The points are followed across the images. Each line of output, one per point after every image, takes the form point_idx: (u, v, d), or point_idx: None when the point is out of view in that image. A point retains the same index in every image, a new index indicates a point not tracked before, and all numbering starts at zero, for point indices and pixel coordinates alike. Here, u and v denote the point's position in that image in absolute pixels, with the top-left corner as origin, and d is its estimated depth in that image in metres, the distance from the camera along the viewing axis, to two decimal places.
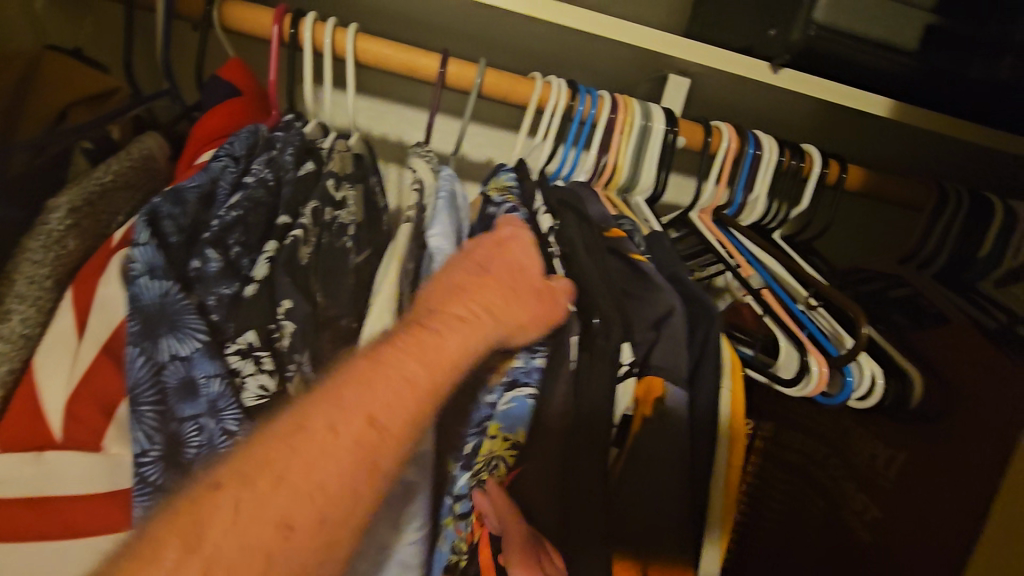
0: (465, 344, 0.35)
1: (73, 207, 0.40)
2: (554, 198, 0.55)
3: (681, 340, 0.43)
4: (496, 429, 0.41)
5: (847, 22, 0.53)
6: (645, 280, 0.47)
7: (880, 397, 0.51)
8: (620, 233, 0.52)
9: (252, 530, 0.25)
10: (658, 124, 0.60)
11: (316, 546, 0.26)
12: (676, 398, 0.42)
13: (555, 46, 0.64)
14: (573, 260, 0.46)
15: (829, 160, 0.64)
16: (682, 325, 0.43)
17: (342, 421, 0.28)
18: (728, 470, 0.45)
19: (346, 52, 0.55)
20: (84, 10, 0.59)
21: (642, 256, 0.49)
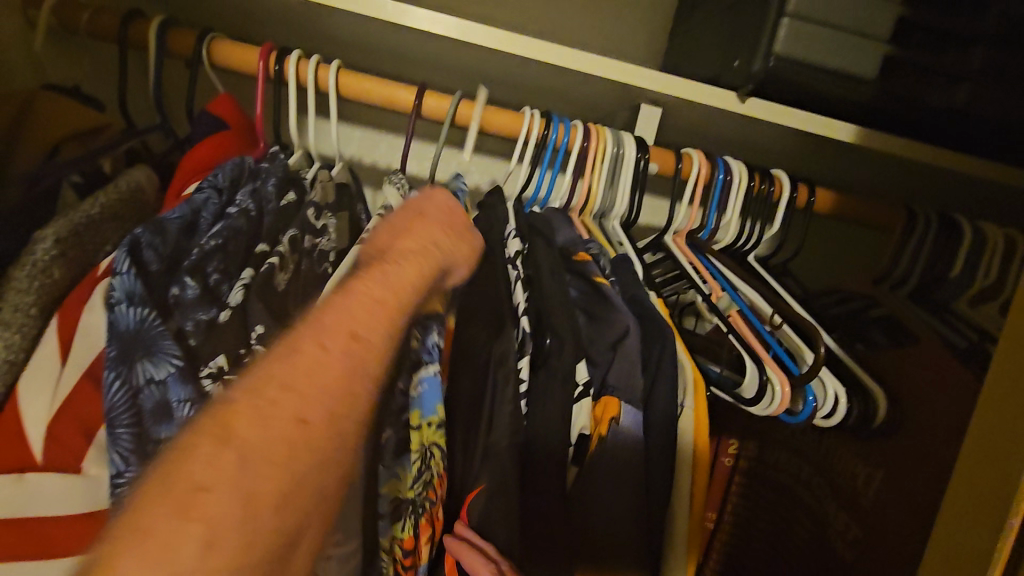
0: (417, 280, 0.34)
1: (59, 238, 0.43)
2: (524, 221, 0.58)
3: (635, 361, 0.46)
4: (417, 417, 0.40)
5: (804, 53, 0.56)
6: (605, 302, 0.49)
7: (843, 414, 0.53)
8: (587, 257, 0.53)
9: (272, 425, 0.25)
10: (629, 150, 0.62)
11: (331, 438, 0.26)
12: (629, 415, 0.45)
13: (531, 79, 0.67)
14: (535, 283, 0.49)
15: (798, 185, 0.66)
16: (636, 344, 0.46)
17: (327, 335, 0.28)
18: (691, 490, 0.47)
19: (328, 86, 0.58)
20: (82, 49, 0.62)
21: (605, 279, 0.51)
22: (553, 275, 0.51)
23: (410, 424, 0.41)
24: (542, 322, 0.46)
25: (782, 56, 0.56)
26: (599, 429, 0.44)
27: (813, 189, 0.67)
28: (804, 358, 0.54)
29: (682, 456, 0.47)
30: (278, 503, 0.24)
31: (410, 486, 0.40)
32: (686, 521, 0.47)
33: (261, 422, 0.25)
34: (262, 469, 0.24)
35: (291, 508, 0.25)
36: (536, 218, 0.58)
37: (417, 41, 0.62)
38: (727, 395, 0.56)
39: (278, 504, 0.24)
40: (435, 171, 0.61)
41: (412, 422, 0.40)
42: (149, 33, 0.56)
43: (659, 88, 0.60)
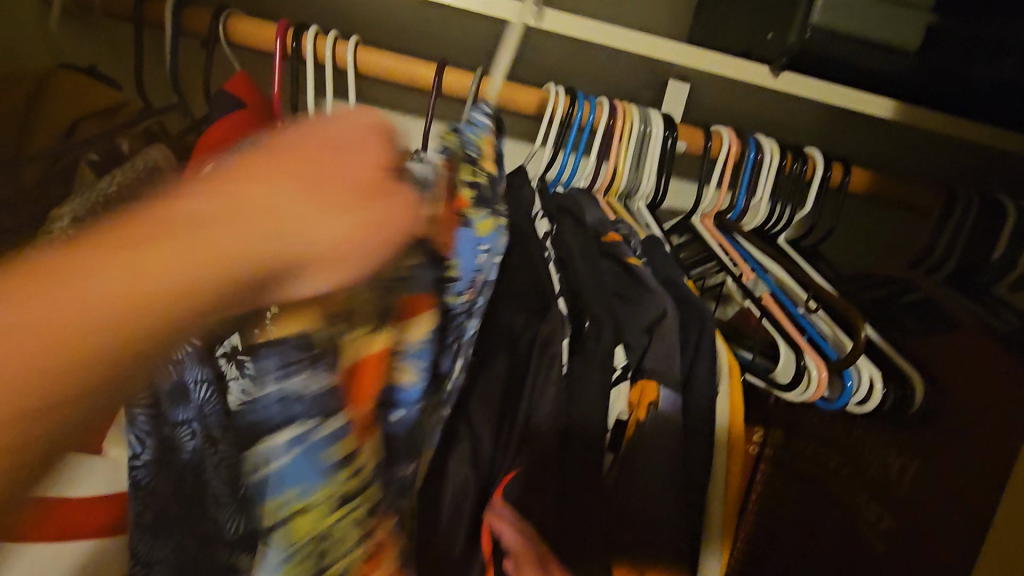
0: (422, 196, 0.36)
1: (77, 216, 0.42)
2: (552, 204, 0.57)
3: (673, 343, 0.44)
4: (297, 502, 0.35)
5: (845, 23, 0.53)
6: (638, 284, 0.47)
7: (879, 402, 0.51)
8: (617, 237, 0.52)
9: (90, 272, 0.26)
10: (656, 128, 0.60)
11: (138, 313, 0.26)
12: (669, 401, 0.43)
13: (553, 52, 0.64)
14: (568, 264, 0.49)
15: (832, 163, 0.63)
16: (673, 328, 0.44)
17: (199, 220, 0.28)
18: (727, 475, 0.46)
19: (346, 63, 0.56)
20: (97, 29, 0.61)
21: (637, 260, 0.50)
22: (584, 255, 0.50)
23: (290, 510, 0.36)
24: (579, 304, 0.46)
25: (819, 27, 0.53)
26: (638, 413, 0.44)
27: (849, 167, 0.64)
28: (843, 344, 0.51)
29: (717, 443, 0.46)
30: (53, 370, 0.25)
31: (324, 561, 0.38)
32: (720, 507, 0.46)
33: (87, 266, 0.26)
34: (80, 334, 0.25)
35: (68, 391, 0.25)
36: (563, 198, 0.58)
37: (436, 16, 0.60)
38: (760, 380, 0.54)
39: (41, 345, 0.25)
40: None
41: (293, 508, 0.35)
42: (164, 8, 0.55)
43: (688, 63, 0.58)
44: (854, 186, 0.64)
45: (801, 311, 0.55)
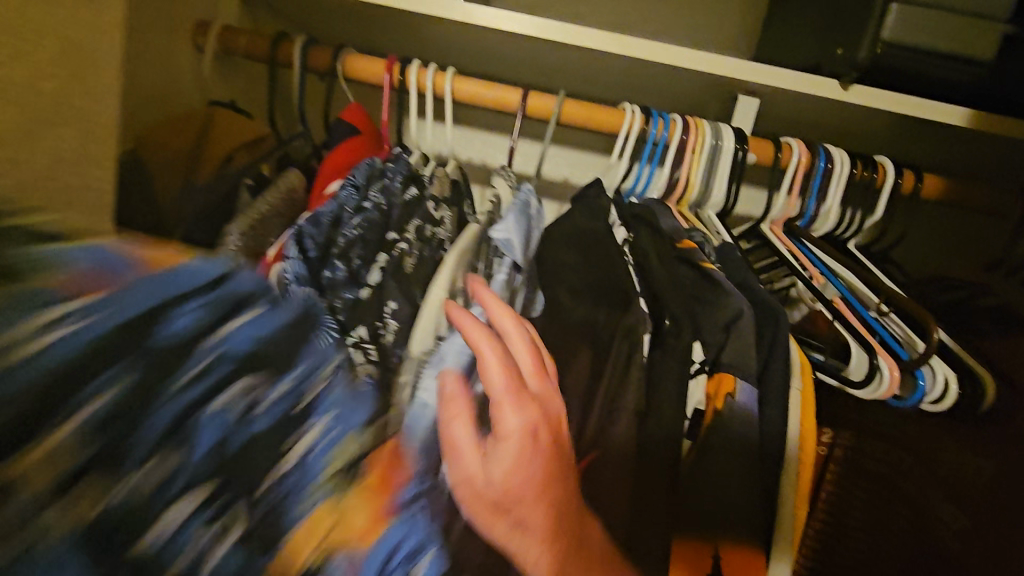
0: None
1: (242, 233, 0.52)
2: (628, 212, 0.63)
3: (750, 341, 0.49)
4: None
5: (915, 38, 0.55)
6: (714, 286, 0.52)
7: (954, 400, 0.53)
8: (690, 244, 0.57)
9: None
10: (728, 143, 0.64)
11: None
12: (746, 393, 0.49)
13: (627, 72, 0.69)
14: (647, 268, 0.55)
15: (903, 170, 0.66)
16: (749, 328, 0.49)
17: None
18: (799, 466, 0.51)
19: (445, 92, 0.64)
20: (238, 72, 0.73)
21: (711, 265, 0.54)
22: (661, 259, 0.56)
23: None
24: (659, 304, 0.52)
25: (891, 42, 0.56)
26: (717, 404, 0.49)
27: (920, 174, 0.66)
28: (914, 344, 0.54)
29: (790, 442, 0.50)
30: None
31: None
32: (793, 501, 0.50)
33: None
34: None
35: None
36: (639, 207, 0.63)
37: (524, 45, 0.67)
38: (833, 379, 0.57)
39: None
40: (540, 165, 0.65)
41: None
42: (294, 52, 0.64)
43: (756, 79, 0.62)
44: (927, 193, 0.65)
45: (872, 314, 0.58)
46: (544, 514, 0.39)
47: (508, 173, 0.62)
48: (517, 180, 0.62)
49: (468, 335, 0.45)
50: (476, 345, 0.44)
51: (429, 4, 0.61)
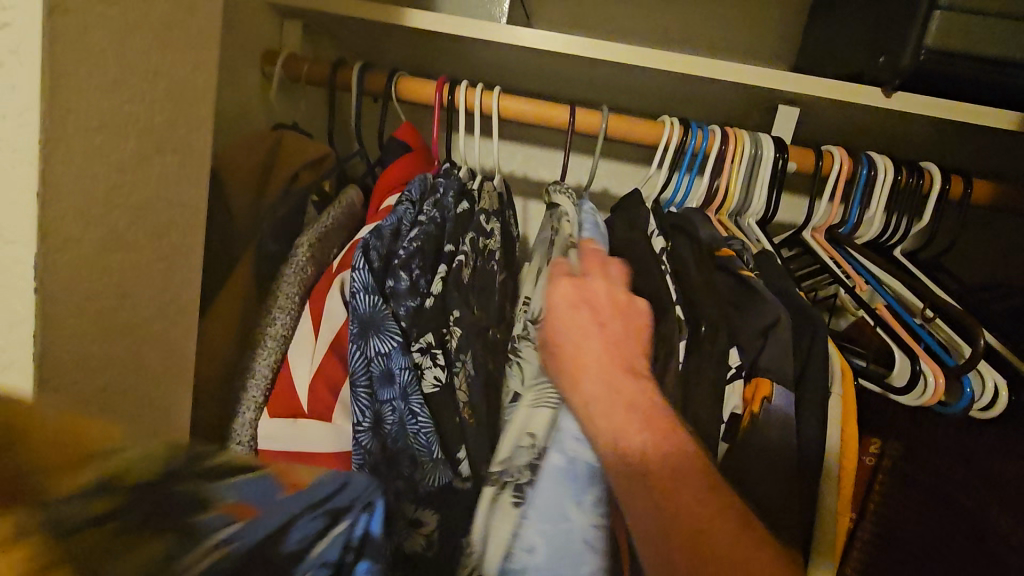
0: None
1: (310, 244, 0.57)
2: (668, 223, 0.65)
3: (786, 346, 0.50)
4: None
5: (963, 44, 0.56)
6: (751, 292, 0.54)
7: (1005, 407, 0.53)
8: (729, 253, 0.58)
9: None
10: (768, 152, 0.65)
11: None
12: (783, 397, 0.49)
13: (667, 86, 0.72)
14: (685, 276, 0.57)
15: (951, 176, 0.65)
16: (787, 332, 0.50)
17: None
18: (840, 470, 0.52)
19: (491, 110, 0.68)
20: (301, 96, 0.79)
21: (750, 273, 0.56)
22: (700, 269, 0.58)
23: None
24: (696, 311, 0.54)
25: (933, 48, 0.56)
26: (753, 407, 0.50)
27: (969, 179, 0.65)
28: (961, 350, 0.54)
29: (831, 445, 0.51)
30: None
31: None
32: (835, 504, 0.51)
33: None
34: None
35: None
36: (679, 218, 0.64)
37: (566, 63, 0.71)
38: (876, 385, 0.57)
39: None
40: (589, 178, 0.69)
41: None
42: (352, 76, 0.70)
43: (793, 90, 0.63)
44: (977, 199, 0.64)
45: (918, 321, 0.58)
46: (647, 436, 0.41)
47: (564, 190, 0.64)
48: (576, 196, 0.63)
49: (553, 306, 0.50)
50: (561, 312, 0.49)
51: (479, 29, 0.65)
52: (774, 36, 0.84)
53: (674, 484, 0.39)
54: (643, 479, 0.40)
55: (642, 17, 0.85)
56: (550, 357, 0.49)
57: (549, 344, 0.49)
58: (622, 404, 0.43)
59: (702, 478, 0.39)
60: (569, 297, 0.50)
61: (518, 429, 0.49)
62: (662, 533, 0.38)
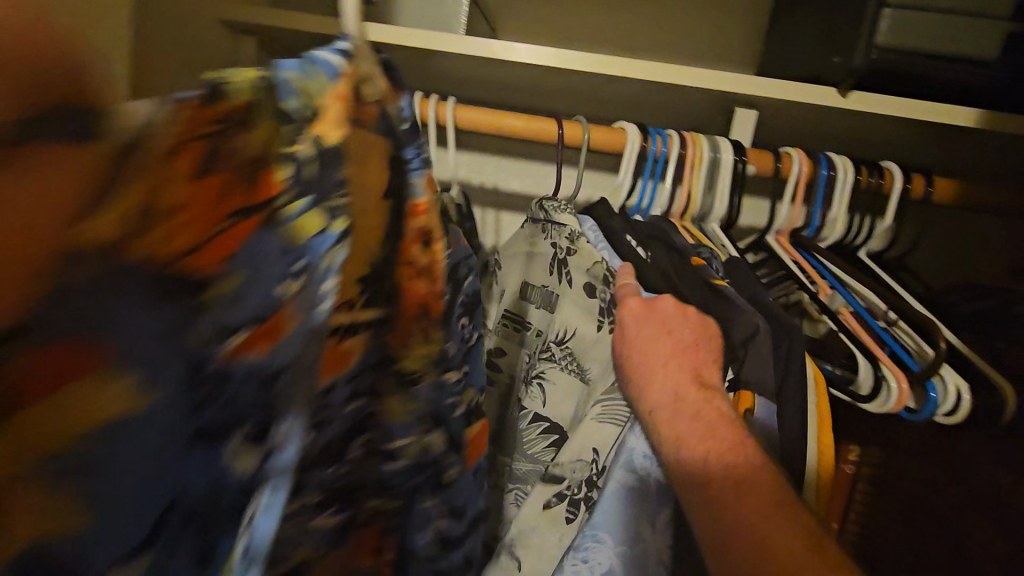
0: (409, 153, 0.38)
1: None
2: (642, 232, 0.63)
3: (767, 355, 0.49)
4: None
5: (913, 40, 0.54)
6: (728, 302, 0.51)
7: (967, 411, 0.51)
8: (701, 261, 0.56)
9: (360, 193, 0.33)
10: (726, 155, 0.64)
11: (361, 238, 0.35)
12: (764, 408, 0.49)
13: (626, 93, 0.71)
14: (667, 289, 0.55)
15: (911, 175, 0.64)
16: (766, 342, 0.49)
17: (369, 172, 0.34)
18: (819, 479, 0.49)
19: (447, 120, 0.66)
20: None
21: (722, 282, 0.53)
22: (681, 278, 0.56)
23: None
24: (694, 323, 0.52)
25: (887, 47, 0.55)
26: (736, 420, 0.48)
27: (930, 178, 0.64)
28: (925, 353, 0.53)
29: (809, 462, 0.49)
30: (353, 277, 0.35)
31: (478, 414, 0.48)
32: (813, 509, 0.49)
33: (359, 192, 0.33)
34: (363, 235, 0.35)
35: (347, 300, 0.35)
36: (651, 227, 0.63)
37: (523, 72, 0.70)
38: (841, 394, 0.55)
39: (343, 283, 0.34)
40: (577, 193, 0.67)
41: None
42: None
43: (744, 91, 0.62)
44: (941, 198, 0.63)
45: (881, 324, 0.57)
46: (715, 445, 0.40)
47: (561, 204, 0.61)
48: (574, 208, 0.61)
49: (622, 324, 0.51)
50: (628, 330, 0.50)
51: (432, 39, 0.65)
52: (735, 41, 0.83)
53: (738, 488, 0.38)
54: (701, 477, 0.39)
55: (604, 27, 0.85)
56: (621, 372, 0.49)
57: (619, 359, 0.50)
58: (686, 410, 0.43)
59: (766, 480, 0.38)
60: (637, 314, 0.50)
61: (580, 444, 0.51)
62: (717, 529, 0.37)
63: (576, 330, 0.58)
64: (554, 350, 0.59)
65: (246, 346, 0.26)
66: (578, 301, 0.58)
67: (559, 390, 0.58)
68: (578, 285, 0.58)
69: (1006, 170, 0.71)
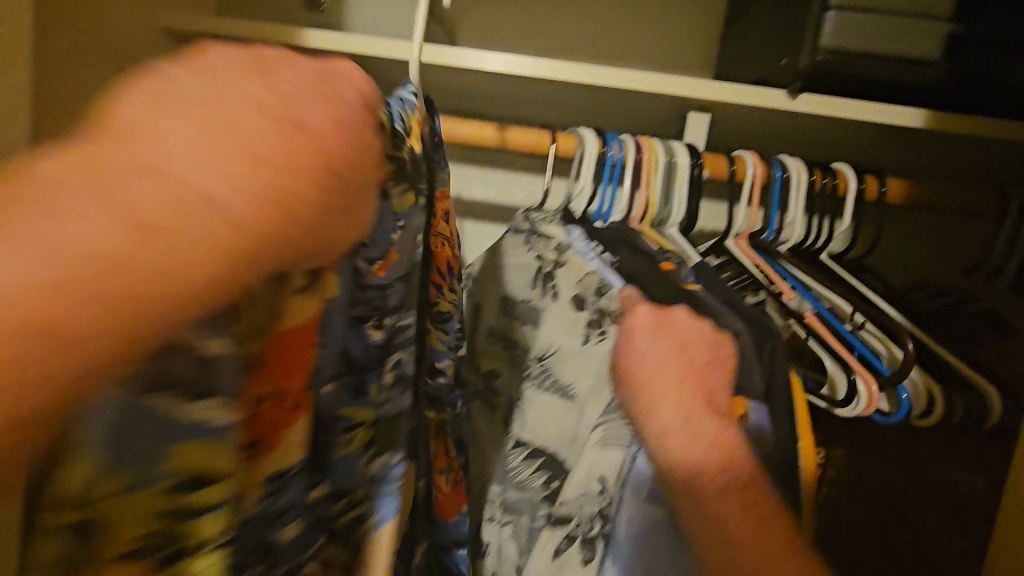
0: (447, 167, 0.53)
1: None
2: (608, 234, 0.60)
3: (749, 357, 0.46)
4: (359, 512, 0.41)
5: (860, 42, 0.54)
6: (701, 303, 0.49)
7: (945, 413, 0.52)
8: (672, 265, 0.54)
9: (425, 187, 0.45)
10: (681, 159, 0.64)
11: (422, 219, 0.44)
12: (757, 413, 0.45)
13: (581, 98, 0.70)
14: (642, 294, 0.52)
15: (865, 177, 0.64)
16: (748, 347, 0.46)
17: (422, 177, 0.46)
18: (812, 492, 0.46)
19: None
20: None
21: (696, 285, 0.52)
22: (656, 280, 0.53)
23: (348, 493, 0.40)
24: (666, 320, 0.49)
25: (831, 49, 0.55)
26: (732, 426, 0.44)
27: (883, 179, 0.65)
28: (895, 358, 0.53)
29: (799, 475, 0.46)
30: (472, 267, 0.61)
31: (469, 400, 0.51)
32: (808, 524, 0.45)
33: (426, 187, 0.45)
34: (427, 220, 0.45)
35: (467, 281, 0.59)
36: (616, 232, 0.59)
37: (475, 78, 0.69)
38: (819, 400, 0.54)
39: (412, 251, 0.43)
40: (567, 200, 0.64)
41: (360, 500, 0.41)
42: None
43: (690, 93, 0.62)
44: (893, 199, 0.64)
45: (848, 327, 0.56)
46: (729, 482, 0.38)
47: (547, 216, 0.62)
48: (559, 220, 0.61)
49: (630, 335, 0.45)
50: (638, 344, 0.44)
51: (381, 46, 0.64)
52: (690, 45, 0.83)
53: (750, 519, 0.37)
54: (709, 516, 0.37)
55: (560, 31, 0.85)
56: (620, 384, 0.44)
57: (620, 371, 0.45)
58: (701, 441, 0.39)
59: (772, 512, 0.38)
60: (649, 326, 0.45)
61: (586, 476, 0.49)
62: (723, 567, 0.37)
63: (558, 346, 0.56)
64: (532, 366, 0.57)
65: (381, 268, 0.38)
66: (563, 315, 0.56)
67: (541, 415, 0.56)
68: (566, 298, 0.56)
69: (955, 167, 0.72)
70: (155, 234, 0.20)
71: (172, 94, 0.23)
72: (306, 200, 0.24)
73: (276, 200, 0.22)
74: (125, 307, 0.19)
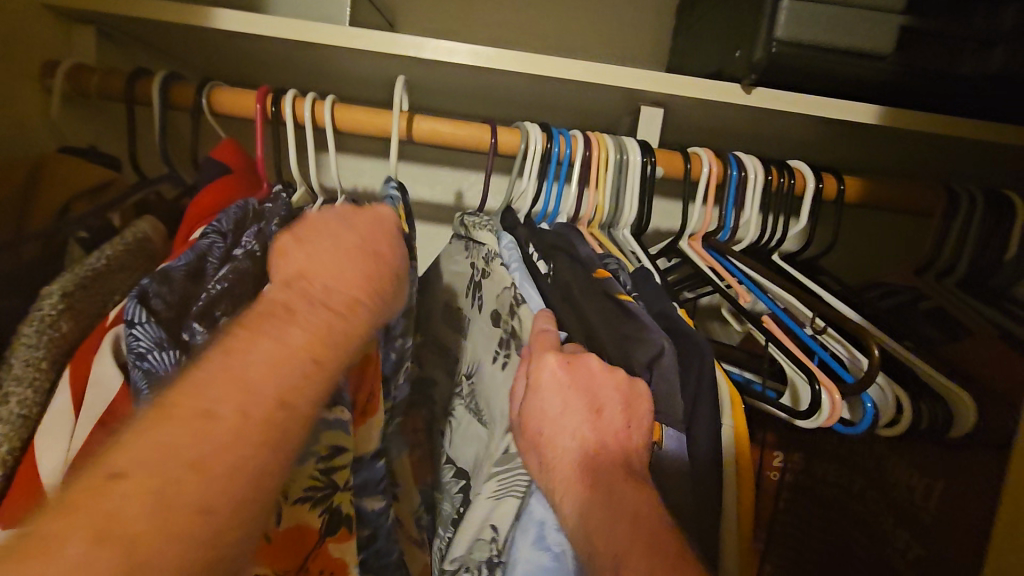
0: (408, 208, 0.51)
1: (65, 292, 0.41)
2: (544, 243, 0.55)
3: (672, 382, 0.43)
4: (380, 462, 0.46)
5: (811, 34, 0.52)
6: (633, 320, 0.45)
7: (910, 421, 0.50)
8: (607, 273, 0.50)
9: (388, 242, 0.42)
10: (633, 156, 0.60)
11: (386, 281, 0.41)
12: (673, 440, 0.44)
13: (528, 92, 0.66)
14: (567, 303, 0.49)
15: (823, 175, 0.62)
16: (673, 366, 0.43)
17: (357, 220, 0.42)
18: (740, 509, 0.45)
19: (324, 122, 0.58)
20: (96, 113, 0.66)
21: (630, 295, 0.47)
22: (584, 294, 0.49)
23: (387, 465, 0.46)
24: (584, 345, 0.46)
25: (786, 41, 0.52)
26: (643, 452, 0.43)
27: (840, 177, 0.63)
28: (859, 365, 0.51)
29: (730, 495, 0.44)
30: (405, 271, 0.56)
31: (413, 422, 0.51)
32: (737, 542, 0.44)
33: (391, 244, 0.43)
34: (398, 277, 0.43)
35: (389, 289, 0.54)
36: (558, 236, 0.55)
37: (415, 70, 0.63)
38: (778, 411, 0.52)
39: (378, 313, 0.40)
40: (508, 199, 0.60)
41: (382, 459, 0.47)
42: (151, 89, 0.58)
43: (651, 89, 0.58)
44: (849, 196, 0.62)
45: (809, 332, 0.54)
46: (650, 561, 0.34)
47: (481, 221, 0.56)
48: (499, 226, 0.55)
49: (540, 389, 0.40)
50: (547, 403, 0.40)
51: (304, 30, 0.57)
52: (645, 37, 0.80)
53: None
54: None
55: (508, 20, 0.80)
56: (528, 442, 0.41)
57: (528, 429, 0.41)
58: (615, 511, 0.36)
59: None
60: (562, 381, 0.40)
61: (479, 523, 0.45)
62: None
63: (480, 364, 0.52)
64: (462, 383, 0.54)
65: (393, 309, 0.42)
66: (484, 330, 0.52)
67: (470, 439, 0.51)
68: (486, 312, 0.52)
69: (905, 162, 0.72)
70: (341, 317, 0.37)
71: (314, 246, 0.39)
72: (388, 287, 0.41)
73: (379, 294, 0.40)
74: (325, 360, 0.35)
